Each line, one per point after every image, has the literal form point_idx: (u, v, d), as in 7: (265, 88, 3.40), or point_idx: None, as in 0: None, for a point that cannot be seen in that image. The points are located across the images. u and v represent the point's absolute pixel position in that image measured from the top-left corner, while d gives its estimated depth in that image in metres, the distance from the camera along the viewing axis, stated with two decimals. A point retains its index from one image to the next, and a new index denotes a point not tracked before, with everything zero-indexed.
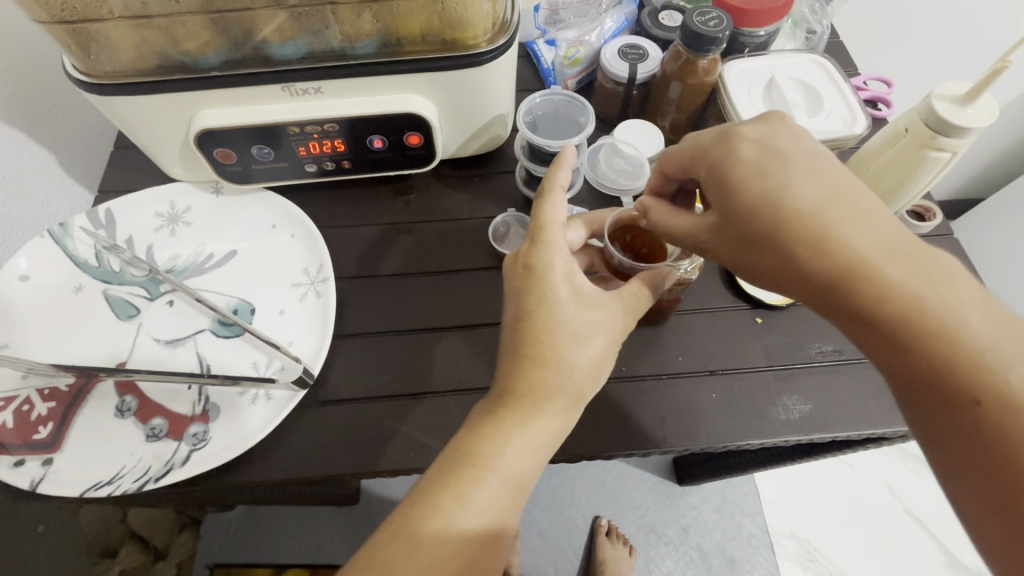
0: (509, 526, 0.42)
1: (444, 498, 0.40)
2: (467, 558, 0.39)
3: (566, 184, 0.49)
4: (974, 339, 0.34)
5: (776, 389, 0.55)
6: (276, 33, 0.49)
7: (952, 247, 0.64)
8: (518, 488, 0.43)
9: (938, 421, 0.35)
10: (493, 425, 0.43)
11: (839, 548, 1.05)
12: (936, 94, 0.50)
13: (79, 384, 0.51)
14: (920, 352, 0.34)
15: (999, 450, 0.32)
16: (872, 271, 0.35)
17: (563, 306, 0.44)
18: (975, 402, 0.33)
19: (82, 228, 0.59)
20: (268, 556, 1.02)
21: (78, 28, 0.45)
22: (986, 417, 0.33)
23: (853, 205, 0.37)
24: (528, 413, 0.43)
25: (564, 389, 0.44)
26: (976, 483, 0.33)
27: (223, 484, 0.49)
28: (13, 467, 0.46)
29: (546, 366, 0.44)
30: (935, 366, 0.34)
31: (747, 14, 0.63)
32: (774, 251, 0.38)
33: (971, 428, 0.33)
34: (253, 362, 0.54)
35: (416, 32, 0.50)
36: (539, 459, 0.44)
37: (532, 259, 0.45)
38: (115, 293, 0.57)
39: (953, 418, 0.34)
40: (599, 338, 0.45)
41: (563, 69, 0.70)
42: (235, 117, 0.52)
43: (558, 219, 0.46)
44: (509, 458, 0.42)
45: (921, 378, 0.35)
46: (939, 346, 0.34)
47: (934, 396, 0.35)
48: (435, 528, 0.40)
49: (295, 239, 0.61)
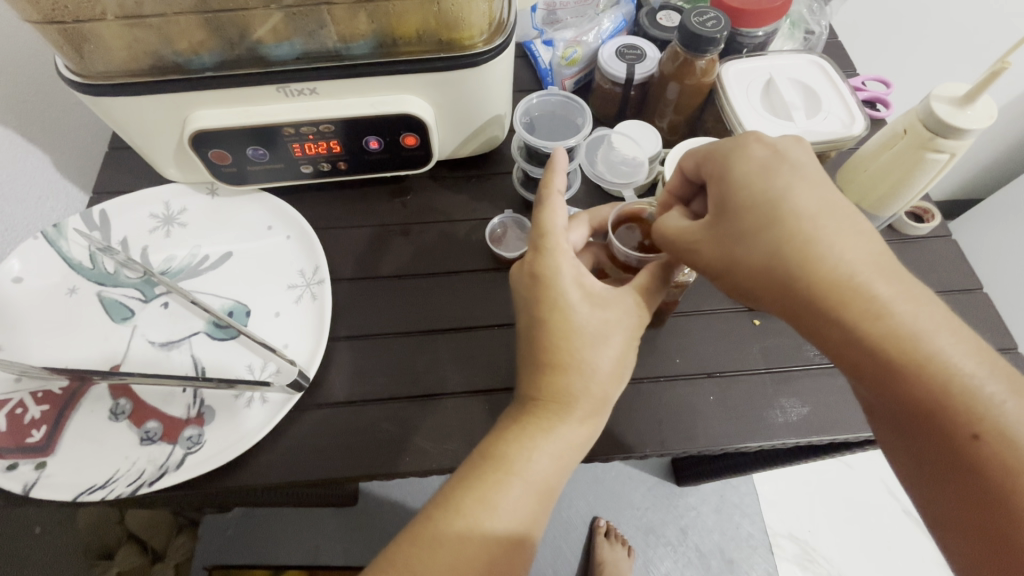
0: (533, 532, 0.41)
1: (468, 501, 0.40)
2: (491, 559, 0.39)
3: (564, 188, 0.48)
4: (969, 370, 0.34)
5: (774, 392, 0.55)
6: (271, 33, 0.49)
7: (951, 248, 0.64)
8: (544, 493, 0.42)
9: (921, 452, 0.36)
10: (518, 429, 0.43)
11: (838, 550, 1.05)
12: (934, 96, 0.49)
13: (73, 386, 0.50)
14: (893, 373, 0.35)
15: (989, 481, 0.33)
16: (862, 291, 0.36)
17: (576, 309, 0.44)
18: (974, 436, 0.34)
19: (76, 231, 0.58)
20: (265, 559, 1.01)
21: (70, 28, 0.45)
22: (981, 454, 0.34)
23: (850, 226, 0.38)
24: (553, 419, 0.43)
25: (589, 393, 0.43)
26: (962, 501, 0.34)
27: (223, 486, 0.49)
28: (6, 471, 0.46)
29: (569, 371, 0.43)
30: (924, 398, 0.35)
31: (745, 14, 0.63)
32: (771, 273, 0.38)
33: (962, 465, 0.34)
34: (249, 364, 0.53)
35: (412, 32, 0.50)
36: (566, 464, 0.43)
37: (539, 267, 0.45)
38: (110, 295, 0.56)
39: (928, 447, 0.36)
40: (617, 336, 0.44)
41: (561, 70, 0.69)
42: (230, 118, 0.52)
43: (560, 224, 0.46)
44: (536, 464, 0.42)
45: (906, 408, 0.36)
46: (937, 383, 0.35)
47: (919, 427, 0.36)
48: (459, 528, 0.39)
49: (290, 241, 0.60)
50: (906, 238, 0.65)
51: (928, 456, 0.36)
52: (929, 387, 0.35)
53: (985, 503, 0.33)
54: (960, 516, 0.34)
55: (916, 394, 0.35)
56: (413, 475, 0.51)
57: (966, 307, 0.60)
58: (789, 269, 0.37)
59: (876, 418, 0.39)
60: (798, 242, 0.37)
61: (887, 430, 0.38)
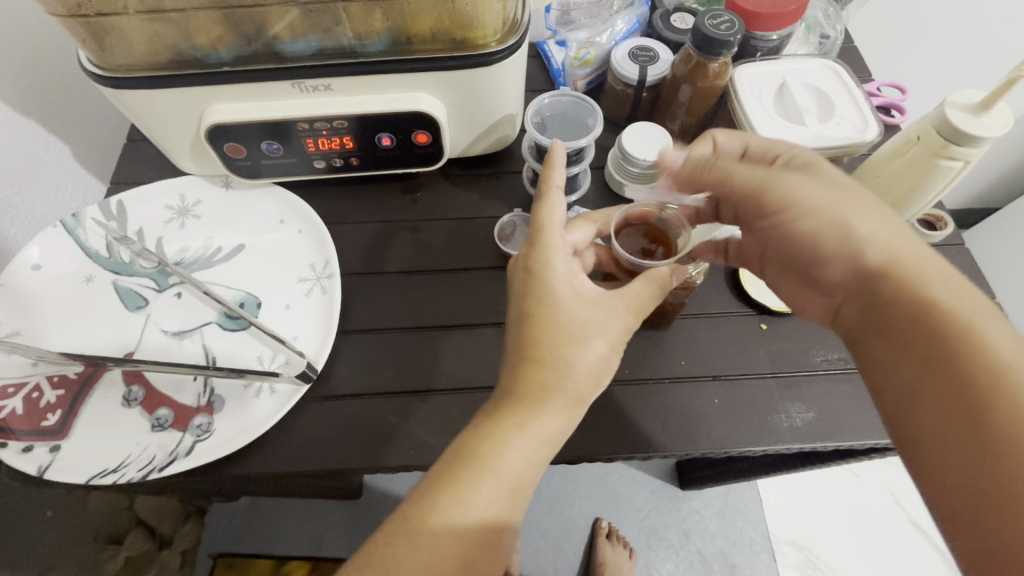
0: (511, 525, 0.41)
1: (440, 498, 0.40)
2: (464, 556, 0.39)
3: (564, 183, 0.48)
4: (999, 346, 0.34)
5: (779, 397, 0.55)
6: (287, 29, 0.49)
7: (963, 257, 0.63)
8: (517, 490, 0.42)
9: (944, 434, 0.35)
10: (492, 424, 0.42)
11: (841, 558, 1.04)
12: (949, 103, 0.49)
13: (88, 371, 0.52)
14: (928, 344, 0.36)
15: (1003, 460, 0.32)
16: (910, 276, 0.39)
17: (562, 305, 0.44)
18: (997, 411, 0.33)
19: (94, 220, 0.60)
20: (269, 548, 1.02)
21: (93, 22, 0.46)
22: (1004, 432, 0.32)
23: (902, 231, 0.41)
24: (527, 413, 0.42)
25: (563, 389, 0.43)
26: (970, 477, 0.33)
27: (229, 475, 0.50)
28: (22, 452, 0.47)
29: (545, 366, 0.43)
30: (957, 370, 0.35)
31: (761, 18, 0.63)
32: (831, 226, 0.42)
33: (984, 446, 0.33)
34: (259, 355, 0.54)
35: (426, 31, 0.51)
36: (538, 461, 0.42)
37: (532, 261, 0.46)
38: (125, 284, 0.57)
39: (955, 426, 0.34)
40: (601, 338, 0.44)
41: (573, 70, 0.70)
42: (245, 112, 0.53)
43: (558, 219, 0.46)
44: (508, 459, 0.41)
45: (939, 388, 0.35)
46: (971, 361, 0.34)
47: (946, 405, 0.35)
48: (434, 525, 0.39)
49: (302, 234, 0.61)
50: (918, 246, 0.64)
51: (949, 437, 0.34)
52: (947, 352, 0.36)
53: (997, 482, 0.32)
54: (973, 494, 0.33)
55: (951, 365, 0.35)
56: (416, 469, 0.52)
57: None
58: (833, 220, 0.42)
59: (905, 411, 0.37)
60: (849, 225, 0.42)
61: (912, 414, 0.37)
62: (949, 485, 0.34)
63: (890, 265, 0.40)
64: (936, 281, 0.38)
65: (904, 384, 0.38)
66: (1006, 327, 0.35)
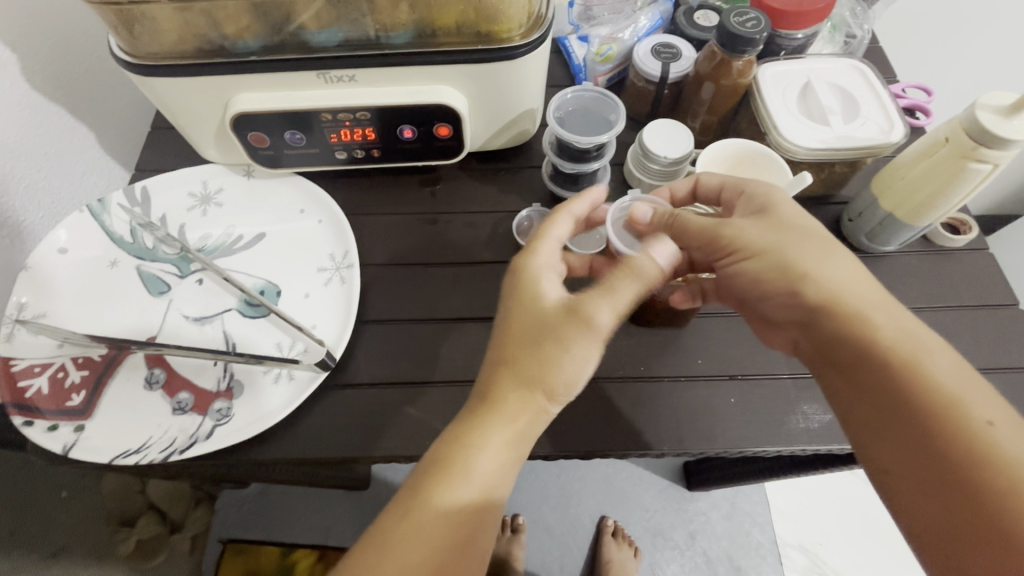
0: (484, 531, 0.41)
1: (416, 502, 0.40)
2: (439, 561, 0.39)
3: (581, 213, 0.51)
4: (948, 379, 0.37)
5: (796, 398, 0.55)
6: (314, 19, 0.50)
7: (987, 262, 0.63)
8: (490, 490, 0.42)
9: (913, 467, 0.37)
10: (468, 427, 0.43)
11: (849, 564, 1.03)
12: (980, 104, 0.48)
13: (112, 354, 0.52)
14: (888, 380, 0.39)
15: (971, 492, 0.35)
16: (859, 311, 0.41)
17: (539, 309, 0.44)
18: (964, 445, 0.35)
19: (119, 205, 0.61)
20: (278, 536, 1.03)
21: (125, 9, 0.46)
22: (971, 463, 0.35)
23: (847, 264, 0.44)
24: (500, 417, 0.42)
25: (535, 393, 0.43)
26: (946, 509, 0.36)
27: (247, 459, 0.50)
28: (47, 431, 0.48)
29: (518, 370, 0.43)
30: (915, 404, 0.37)
31: (787, 16, 0.62)
32: (779, 268, 0.44)
33: (959, 477, 0.35)
34: (277, 343, 0.55)
35: (452, 23, 0.51)
36: (511, 464, 0.43)
37: (518, 265, 0.47)
38: (148, 269, 0.58)
39: (924, 458, 0.37)
40: (575, 339, 0.43)
41: (595, 66, 0.69)
42: (270, 102, 0.53)
43: (557, 234, 0.49)
44: (480, 463, 0.41)
45: (906, 423, 0.38)
46: (929, 395, 0.37)
47: (912, 439, 0.38)
48: (411, 528, 0.39)
49: (322, 224, 0.62)
50: (940, 249, 0.63)
51: (923, 471, 0.37)
52: (905, 387, 0.38)
53: (973, 511, 0.34)
54: (949, 523, 0.35)
55: (912, 398, 0.38)
56: None
57: (996, 323, 0.59)
58: (787, 258, 0.44)
59: (874, 445, 0.40)
60: (801, 264, 0.43)
61: (885, 448, 0.39)
62: (925, 513, 0.37)
63: (842, 301, 0.42)
64: (883, 316, 0.41)
65: (869, 417, 0.40)
66: (945, 357, 0.39)
